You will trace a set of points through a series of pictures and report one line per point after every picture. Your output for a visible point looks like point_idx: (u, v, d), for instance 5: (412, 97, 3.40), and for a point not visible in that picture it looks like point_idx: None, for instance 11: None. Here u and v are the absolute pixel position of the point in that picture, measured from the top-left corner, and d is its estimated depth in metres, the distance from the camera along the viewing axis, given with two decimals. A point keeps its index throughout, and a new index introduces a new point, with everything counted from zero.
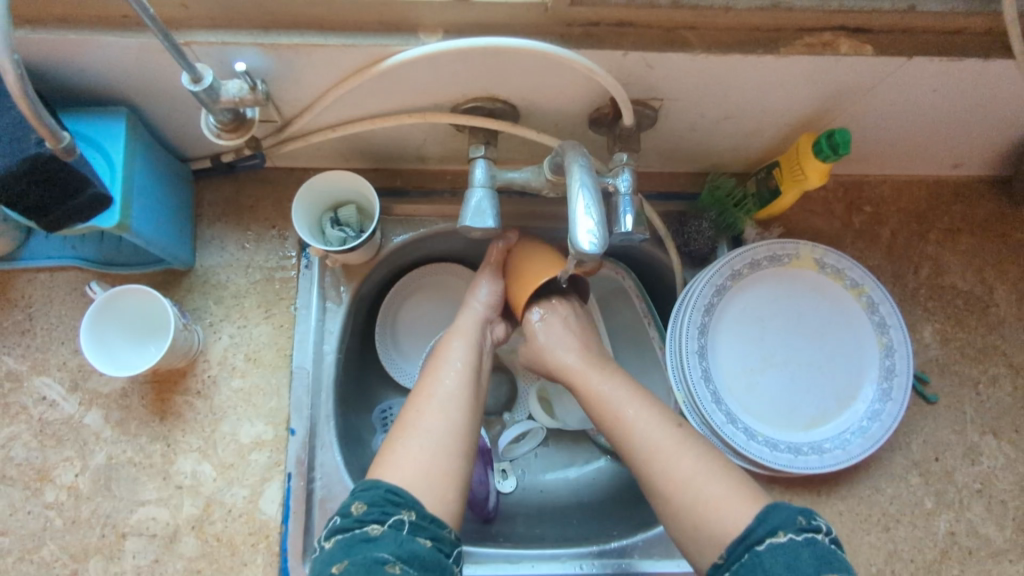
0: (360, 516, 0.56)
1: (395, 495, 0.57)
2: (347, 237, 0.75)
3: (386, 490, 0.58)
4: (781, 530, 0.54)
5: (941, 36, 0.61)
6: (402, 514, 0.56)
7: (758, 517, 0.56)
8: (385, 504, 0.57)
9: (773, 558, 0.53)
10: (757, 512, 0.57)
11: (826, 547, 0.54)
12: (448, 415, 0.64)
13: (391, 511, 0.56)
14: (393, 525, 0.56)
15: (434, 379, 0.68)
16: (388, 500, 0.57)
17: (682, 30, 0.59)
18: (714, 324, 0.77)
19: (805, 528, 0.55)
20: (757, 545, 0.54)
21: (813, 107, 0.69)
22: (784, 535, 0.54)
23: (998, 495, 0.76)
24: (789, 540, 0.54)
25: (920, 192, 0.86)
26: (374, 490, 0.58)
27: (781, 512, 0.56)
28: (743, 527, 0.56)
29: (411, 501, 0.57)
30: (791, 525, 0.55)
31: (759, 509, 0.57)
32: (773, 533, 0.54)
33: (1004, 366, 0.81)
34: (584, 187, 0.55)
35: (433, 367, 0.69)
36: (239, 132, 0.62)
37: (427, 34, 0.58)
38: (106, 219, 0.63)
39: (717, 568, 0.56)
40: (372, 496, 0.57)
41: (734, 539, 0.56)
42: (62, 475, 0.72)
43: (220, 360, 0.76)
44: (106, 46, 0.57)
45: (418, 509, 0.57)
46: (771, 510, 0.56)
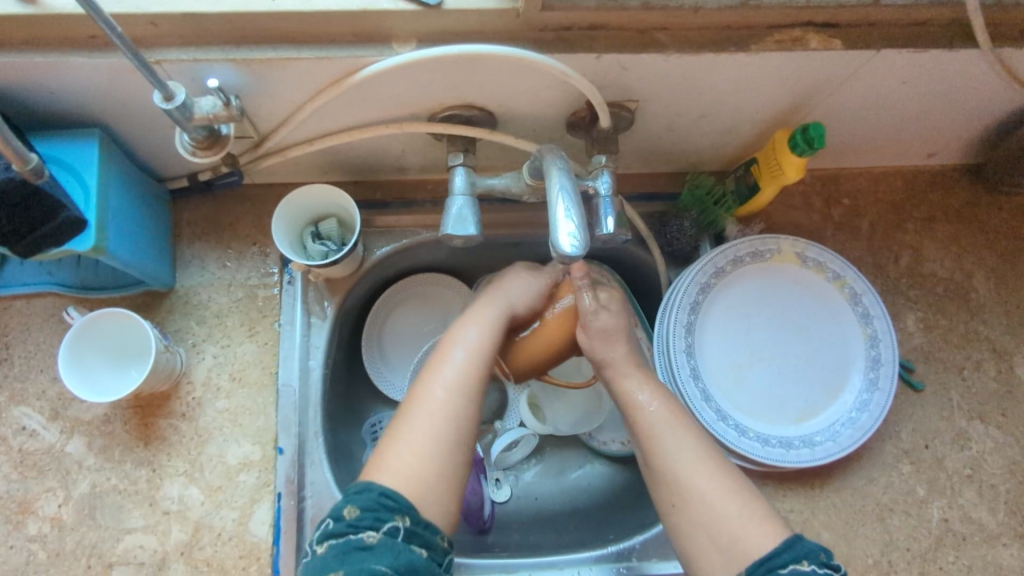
0: (353, 521, 0.54)
1: (388, 498, 0.55)
2: (329, 251, 0.75)
3: (380, 493, 0.55)
4: (805, 559, 0.54)
5: (907, 29, 0.62)
6: (396, 520, 0.54)
7: (785, 543, 0.56)
8: (377, 509, 0.54)
9: None
10: (782, 539, 0.56)
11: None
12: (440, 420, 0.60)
13: (385, 517, 0.54)
14: (387, 532, 0.54)
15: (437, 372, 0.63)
16: (382, 504, 0.55)
17: (655, 31, 0.60)
18: (701, 322, 0.78)
19: (827, 563, 0.54)
20: (778, 569, 0.54)
21: (787, 103, 0.70)
22: (808, 565, 0.54)
23: (989, 479, 0.77)
24: (812, 570, 0.53)
25: (897, 183, 0.87)
26: (368, 492, 0.55)
27: (805, 542, 0.55)
28: (765, 550, 0.56)
29: (404, 506, 0.55)
30: (815, 557, 0.54)
31: (783, 536, 0.57)
32: (796, 560, 0.54)
33: (987, 352, 0.81)
34: (563, 190, 0.55)
35: (441, 355, 0.64)
36: (214, 148, 0.61)
37: (401, 44, 0.58)
38: (80, 243, 0.62)
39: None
40: (366, 500, 0.55)
41: (753, 560, 0.55)
42: (45, 506, 0.70)
43: (204, 382, 0.75)
44: (75, 68, 0.57)
45: (412, 514, 0.55)
46: (795, 539, 0.56)
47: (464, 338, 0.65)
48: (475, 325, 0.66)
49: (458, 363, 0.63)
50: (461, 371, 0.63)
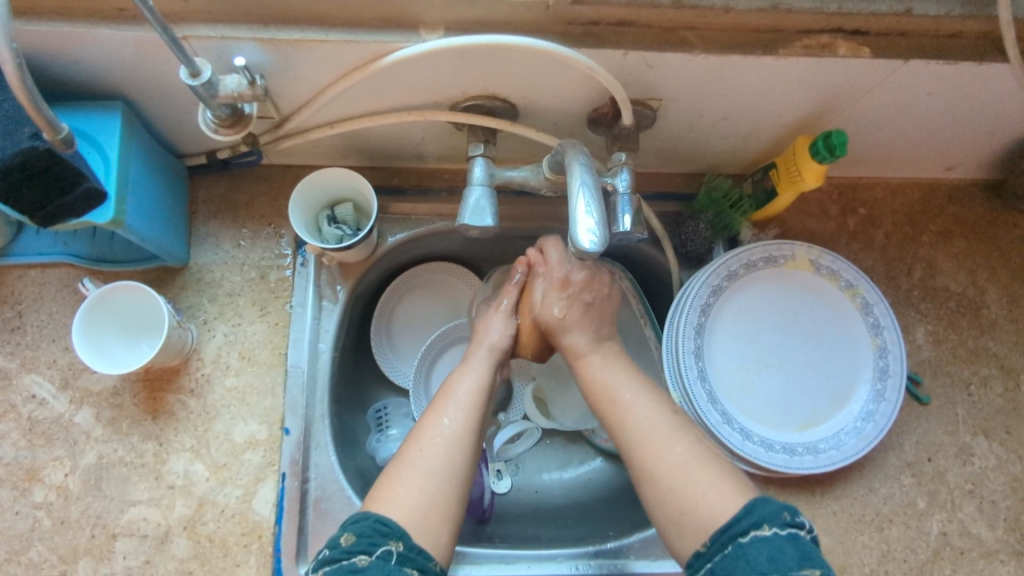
0: (348, 546, 0.53)
1: (383, 525, 0.55)
2: (344, 235, 0.75)
3: (375, 519, 0.55)
4: (766, 523, 0.53)
5: (937, 40, 0.61)
6: (389, 545, 0.54)
7: (746, 507, 0.55)
8: (373, 535, 0.54)
9: (758, 549, 0.52)
10: (744, 503, 0.56)
11: (809, 546, 0.53)
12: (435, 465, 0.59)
13: (379, 542, 0.54)
14: (380, 556, 0.53)
15: (438, 413, 0.63)
16: (376, 530, 0.55)
17: (683, 31, 0.59)
18: (711, 324, 0.78)
19: (791, 523, 0.53)
20: (740, 537, 0.53)
21: (810, 109, 0.70)
22: (770, 528, 0.53)
23: (990, 495, 0.77)
24: (774, 533, 0.53)
25: (913, 195, 0.87)
26: (362, 521, 0.56)
27: (769, 504, 0.55)
28: (727, 517, 0.55)
29: (398, 531, 0.55)
30: (777, 519, 0.54)
31: (747, 500, 0.56)
32: (757, 526, 0.53)
33: (995, 368, 0.81)
34: (584, 186, 0.55)
35: (438, 401, 0.65)
36: (236, 127, 0.61)
37: (428, 31, 0.58)
38: (99, 215, 0.62)
39: (699, 557, 0.56)
40: (360, 527, 0.55)
41: (717, 529, 0.55)
42: (52, 474, 0.70)
43: (214, 359, 0.75)
44: (102, 40, 0.57)
45: (404, 539, 0.55)
46: (757, 503, 0.55)
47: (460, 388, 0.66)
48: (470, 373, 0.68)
49: (455, 404, 0.64)
50: (457, 413, 0.63)
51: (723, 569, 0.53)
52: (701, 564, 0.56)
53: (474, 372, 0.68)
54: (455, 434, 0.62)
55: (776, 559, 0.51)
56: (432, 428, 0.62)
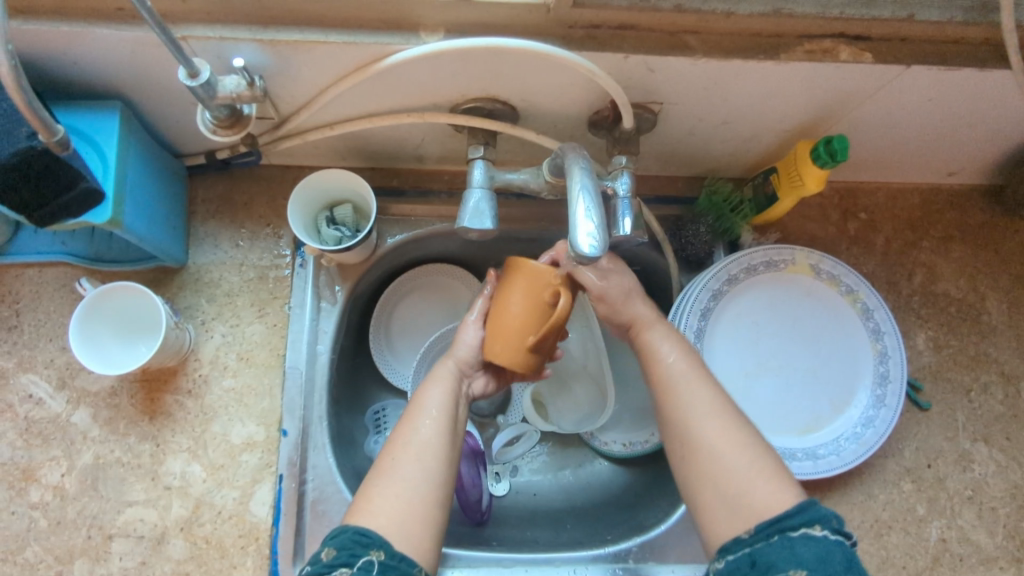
0: (330, 560, 0.54)
1: (363, 536, 0.55)
2: (343, 236, 0.75)
3: (354, 532, 0.55)
4: (818, 524, 0.54)
5: (940, 45, 0.61)
6: (371, 555, 0.54)
7: (797, 506, 0.55)
8: (353, 547, 0.54)
9: (805, 546, 0.52)
10: (796, 502, 0.56)
11: (854, 553, 0.53)
12: (410, 478, 0.59)
13: (360, 552, 0.53)
14: (360, 567, 0.53)
15: (409, 424, 0.63)
16: (357, 542, 0.54)
17: (684, 34, 0.59)
18: (711, 329, 0.77)
19: (840, 530, 0.54)
20: (790, 531, 0.54)
21: (812, 113, 0.70)
22: (821, 529, 0.53)
23: (989, 501, 0.77)
24: (824, 536, 0.53)
25: (915, 199, 0.87)
26: (343, 533, 0.55)
27: (819, 507, 0.55)
28: (778, 511, 0.55)
29: (379, 540, 0.55)
30: (828, 522, 0.54)
31: (798, 500, 0.56)
32: (810, 525, 0.54)
33: (995, 374, 0.81)
34: (584, 190, 0.55)
35: (410, 413, 0.64)
36: (235, 128, 0.61)
37: (428, 33, 0.58)
38: (96, 216, 0.62)
39: (738, 543, 0.55)
40: (341, 540, 0.55)
41: (766, 520, 0.55)
42: (48, 474, 0.70)
43: (212, 360, 0.75)
44: (101, 39, 0.57)
45: (386, 547, 0.54)
46: (809, 504, 0.55)
47: (428, 397, 0.65)
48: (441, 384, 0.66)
49: (429, 417, 0.63)
50: (431, 424, 0.63)
51: (764, 556, 0.53)
52: (737, 549, 0.55)
53: (440, 380, 0.67)
54: (429, 442, 0.61)
55: (824, 559, 0.52)
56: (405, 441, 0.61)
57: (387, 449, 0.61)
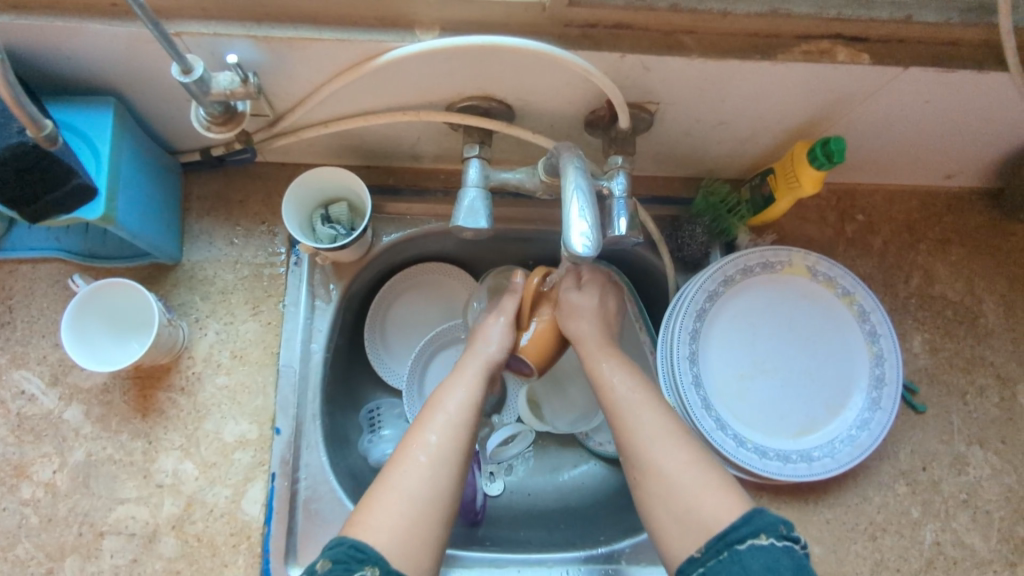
0: (323, 573, 0.53)
1: (358, 551, 0.54)
2: (337, 235, 0.75)
3: (351, 545, 0.55)
4: (764, 533, 0.54)
5: (937, 47, 0.61)
6: (366, 571, 0.53)
7: (743, 518, 0.55)
8: (348, 561, 0.54)
9: (754, 558, 0.52)
10: (742, 513, 0.56)
11: (804, 559, 0.53)
12: (416, 483, 0.59)
13: (354, 568, 0.53)
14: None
15: (421, 431, 0.63)
16: (352, 557, 0.54)
17: (681, 34, 0.59)
18: (706, 330, 0.77)
19: (787, 536, 0.54)
20: (737, 544, 0.54)
21: (809, 114, 0.69)
22: (767, 538, 0.53)
23: (984, 505, 0.77)
24: (771, 544, 0.53)
25: (912, 201, 0.86)
26: (337, 547, 0.55)
27: (765, 516, 0.55)
28: (724, 524, 0.55)
29: (374, 556, 0.54)
30: (773, 531, 0.54)
31: (743, 511, 0.56)
32: (754, 534, 0.54)
33: (991, 377, 0.81)
34: (578, 190, 0.55)
35: (426, 417, 0.64)
36: (229, 125, 0.60)
37: (423, 31, 0.58)
38: (88, 213, 0.61)
39: (692, 562, 0.55)
40: (335, 553, 0.55)
41: (713, 534, 0.55)
42: (40, 471, 0.70)
43: (205, 357, 0.75)
44: (94, 35, 0.56)
45: (381, 564, 0.54)
46: (754, 513, 0.55)
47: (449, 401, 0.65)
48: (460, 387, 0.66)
49: (443, 422, 0.63)
50: (443, 430, 0.63)
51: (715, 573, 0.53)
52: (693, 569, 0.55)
53: (464, 383, 0.67)
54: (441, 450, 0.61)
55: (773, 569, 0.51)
56: (416, 446, 0.61)
57: (398, 453, 0.61)
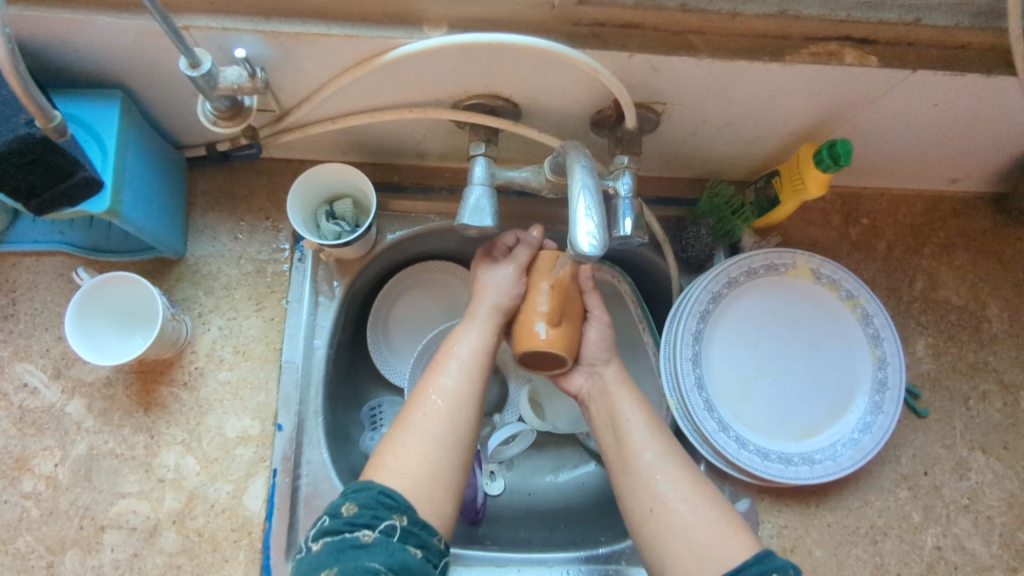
0: (351, 517, 0.54)
1: (387, 497, 0.56)
2: (342, 231, 0.75)
3: (378, 492, 0.56)
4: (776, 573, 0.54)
5: (947, 50, 0.61)
6: (394, 518, 0.55)
7: (754, 557, 0.55)
8: (377, 508, 0.55)
9: None
10: (754, 552, 0.56)
11: None
12: (431, 426, 0.62)
13: (383, 515, 0.55)
14: (383, 530, 0.54)
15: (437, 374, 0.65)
16: (381, 502, 0.56)
17: (689, 34, 0.59)
18: (709, 331, 0.77)
19: None
20: None
21: (816, 116, 0.69)
22: None
23: (986, 510, 0.76)
24: None
25: (917, 206, 0.86)
26: (366, 491, 0.56)
27: (777, 557, 0.55)
28: (735, 562, 0.55)
29: (402, 505, 0.56)
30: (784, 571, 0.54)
31: (755, 551, 0.56)
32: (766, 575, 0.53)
33: (994, 383, 0.81)
34: (585, 189, 0.54)
35: (439, 360, 0.67)
36: (236, 119, 0.60)
37: (432, 28, 0.58)
38: (93, 206, 0.62)
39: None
40: (364, 498, 0.56)
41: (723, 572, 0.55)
42: (41, 464, 0.70)
43: (208, 353, 0.74)
44: (103, 28, 0.56)
45: (409, 512, 0.56)
46: (766, 554, 0.55)
47: (464, 338, 0.68)
48: (472, 331, 0.69)
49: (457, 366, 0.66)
50: (460, 373, 0.65)
51: None
52: None
53: (475, 328, 0.69)
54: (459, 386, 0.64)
55: None
56: (431, 390, 0.64)
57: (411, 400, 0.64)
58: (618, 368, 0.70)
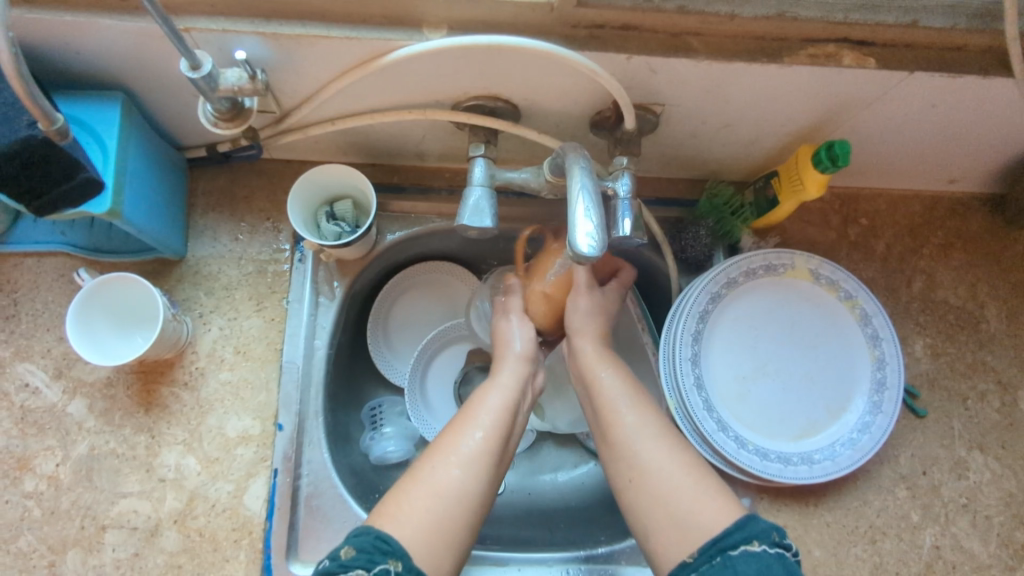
0: (346, 560, 0.53)
1: (382, 542, 0.55)
2: (342, 232, 0.75)
3: (376, 536, 0.55)
4: (756, 539, 0.54)
5: (944, 52, 0.61)
6: (388, 563, 0.53)
7: (736, 524, 0.55)
8: (372, 552, 0.54)
9: (747, 564, 0.52)
10: (736, 519, 0.56)
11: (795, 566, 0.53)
12: (445, 483, 0.59)
13: (377, 559, 0.53)
14: (376, 573, 0.52)
15: (457, 432, 0.63)
16: (376, 547, 0.54)
17: (688, 36, 0.59)
18: (709, 332, 0.77)
19: (780, 543, 0.54)
20: (729, 550, 0.54)
21: (814, 117, 0.70)
22: (759, 545, 0.53)
23: (984, 510, 0.77)
24: (763, 550, 0.53)
25: (915, 206, 0.87)
26: (365, 535, 0.55)
27: (758, 522, 0.55)
28: (717, 529, 0.55)
29: (399, 550, 0.54)
30: (766, 537, 0.54)
31: (736, 517, 0.56)
32: (747, 542, 0.54)
33: (993, 383, 0.81)
34: (584, 190, 0.55)
35: (462, 418, 0.65)
36: (236, 121, 0.61)
37: (431, 30, 0.58)
38: (95, 207, 0.62)
39: (684, 567, 0.55)
40: (361, 541, 0.55)
41: (702, 541, 0.55)
42: (43, 464, 0.70)
43: (208, 353, 0.75)
44: (103, 30, 0.56)
45: (405, 559, 0.54)
46: (749, 520, 0.55)
47: (488, 398, 0.66)
48: (495, 393, 0.67)
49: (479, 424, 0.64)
50: (480, 432, 0.63)
51: None
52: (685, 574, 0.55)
53: (499, 389, 0.67)
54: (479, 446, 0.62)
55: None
56: (451, 447, 0.62)
57: (428, 454, 0.62)
58: (597, 346, 0.70)
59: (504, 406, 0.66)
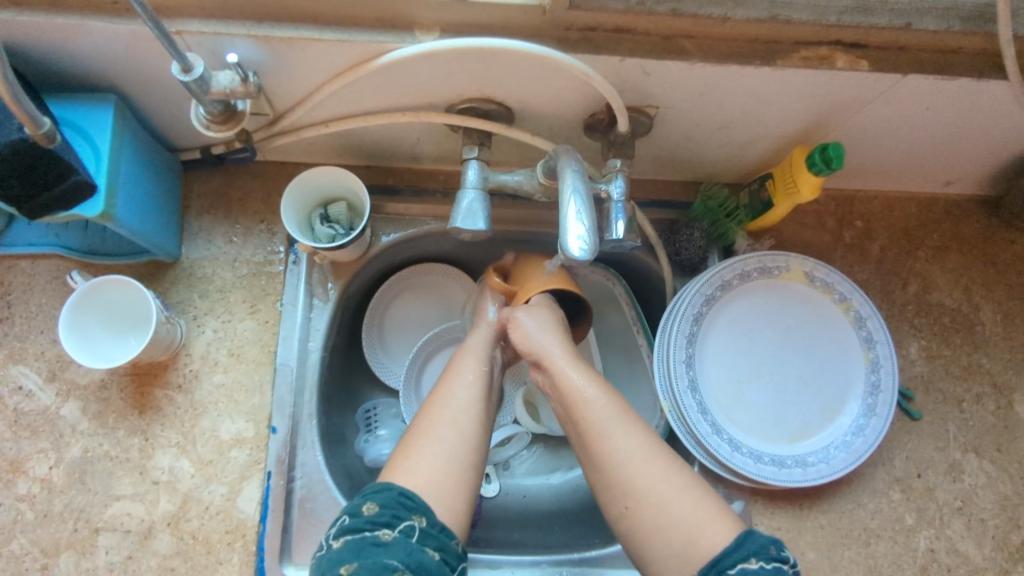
0: (372, 517, 0.55)
1: (408, 499, 0.56)
2: (336, 235, 0.75)
3: (399, 493, 0.56)
4: (754, 556, 0.54)
5: (936, 54, 0.61)
6: (413, 520, 0.55)
7: (735, 541, 0.55)
8: (397, 508, 0.55)
9: None
10: (734, 536, 0.56)
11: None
12: (448, 440, 0.61)
13: (403, 516, 0.55)
14: (403, 531, 0.54)
15: (446, 391, 0.66)
16: (401, 504, 0.55)
17: (680, 39, 0.59)
18: (703, 335, 0.77)
19: (776, 557, 0.54)
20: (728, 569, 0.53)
21: (808, 120, 0.70)
22: (756, 561, 0.53)
23: (978, 513, 0.77)
24: (760, 567, 0.53)
25: (910, 208, 0.87)
26: (387, 492, 0.56)
27: (756, 538, 0.55)
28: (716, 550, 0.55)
29: (423, 506, 0.56)
30: (763, 553, 0.54)
31: (734, 534, 0.56)
32: (743, 559, 0.53)
33: (987, 386, 0.81)
34: (575, 193, 0.55)
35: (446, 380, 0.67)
36: (229, 123, 0.61)
37: (423, 33, 0.58)
38: (88, 209, 0.61)
39: None
40: (385, 498, 0.56)
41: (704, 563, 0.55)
42: (36, 467, 0.70)
43: (202, 355, 0.75)
44: (94, 32, 0.56)
45: (429, 516, 0.55)
46: (746, 536, 0.55)
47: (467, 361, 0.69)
48: (471, 357, 0.70)
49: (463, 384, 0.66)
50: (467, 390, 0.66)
51: None
52: None
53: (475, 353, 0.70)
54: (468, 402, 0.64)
55: None
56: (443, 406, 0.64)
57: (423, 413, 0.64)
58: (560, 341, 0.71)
59: (481, 363, 0.69)
